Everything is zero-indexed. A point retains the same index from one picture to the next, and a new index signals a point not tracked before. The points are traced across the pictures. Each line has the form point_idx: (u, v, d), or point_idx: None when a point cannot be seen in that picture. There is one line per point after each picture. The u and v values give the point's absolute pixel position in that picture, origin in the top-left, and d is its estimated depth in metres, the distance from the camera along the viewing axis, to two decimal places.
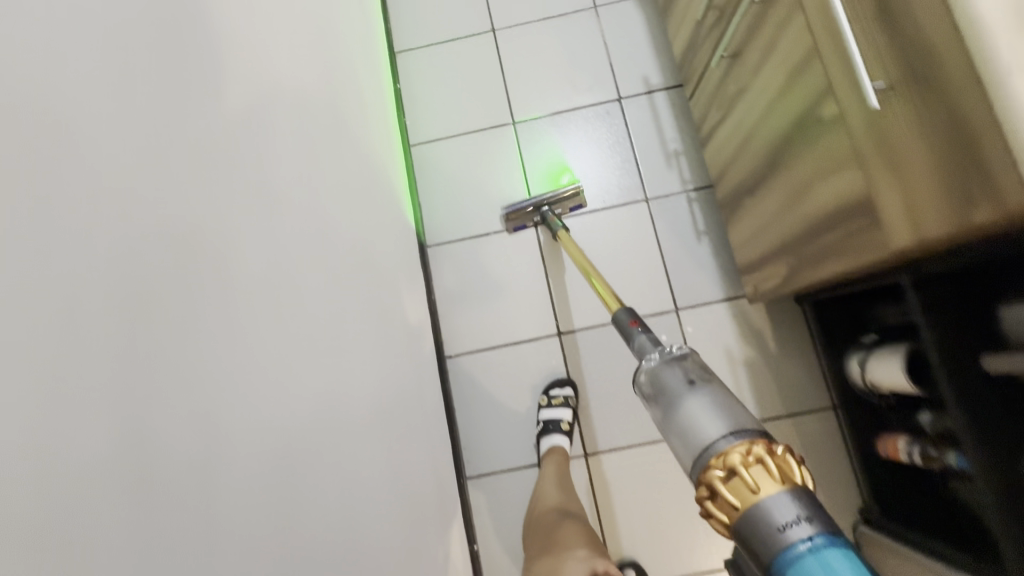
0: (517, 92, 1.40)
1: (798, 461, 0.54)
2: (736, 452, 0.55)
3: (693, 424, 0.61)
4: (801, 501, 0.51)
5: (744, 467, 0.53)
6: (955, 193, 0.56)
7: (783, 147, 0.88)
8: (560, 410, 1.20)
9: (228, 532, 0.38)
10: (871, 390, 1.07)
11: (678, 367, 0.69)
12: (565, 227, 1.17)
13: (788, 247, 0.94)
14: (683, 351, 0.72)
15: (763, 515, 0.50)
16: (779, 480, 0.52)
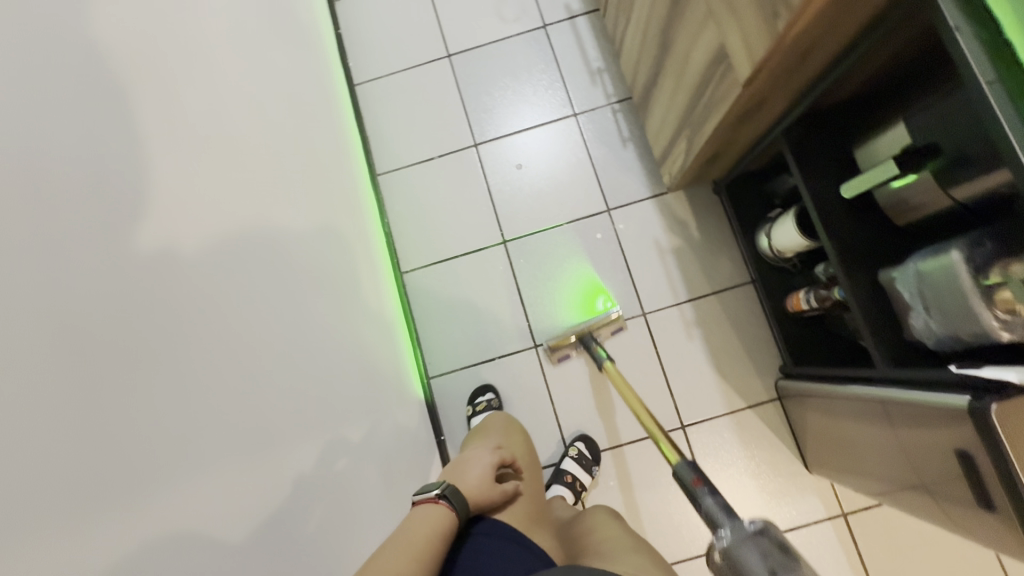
0: (450, 28, 1.51)
1: None
2: None
3: None
4: None
5: None
6: (769, 10, 0.68)
7: (667, 29, 1.01)
8: (485, 414, 1.28)
9: (115, 277, 0.51)
10: (777, 255, 1.21)
11: (756, 551, 0.70)
12: (610, 359, 1.16)
13: (686, 122, 1.06)
14: (767, 527, 0.72)
15: None
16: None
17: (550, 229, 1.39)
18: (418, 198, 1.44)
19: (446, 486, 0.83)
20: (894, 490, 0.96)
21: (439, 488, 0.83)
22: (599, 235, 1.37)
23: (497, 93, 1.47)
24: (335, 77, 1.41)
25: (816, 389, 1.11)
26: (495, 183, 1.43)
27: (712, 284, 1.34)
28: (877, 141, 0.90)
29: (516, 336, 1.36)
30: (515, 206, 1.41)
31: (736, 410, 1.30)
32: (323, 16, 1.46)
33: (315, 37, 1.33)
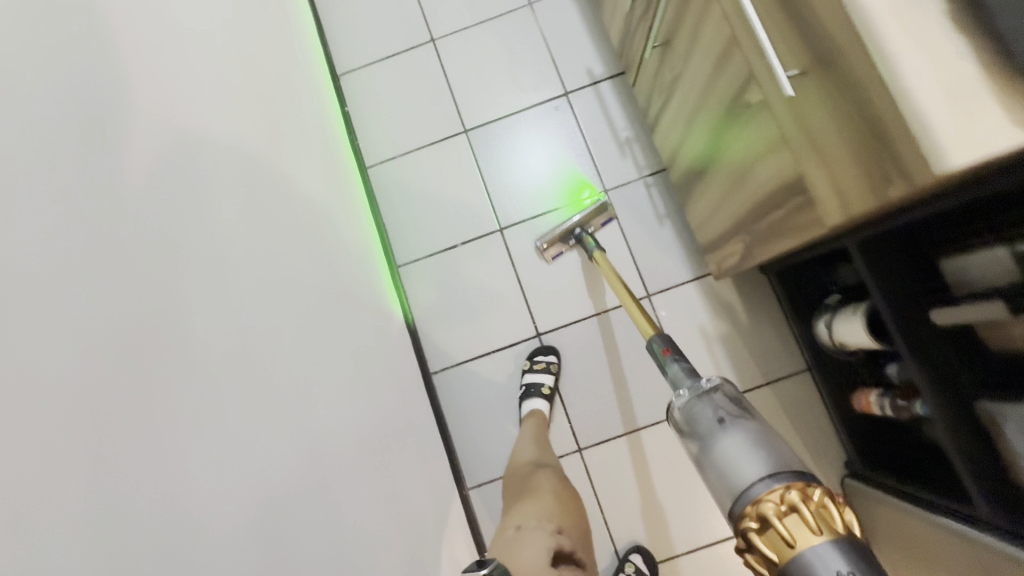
0: (464, 101, 1.40)
1: (837, 508, 0.60)
2: (770, 503, 0.61)
3: (731, 464, 0.69)
4: (845, 554, 0.56)
5: (778, 518, 0.59)
6: (871, 174, 0.58)
7: (721, 131, 0.90)
8: (542, 375, 1.24)
9: None
10: (840, 349, 1.11)
11: (712, 406, 0.77)
12: (599, 247, 1.20)
13: (742, 228, 0.96)
14: (714, 384, 0.80)
15: (808, 571, 0.56)
16: (819, 529, 0.57)
17: (587, 318, 1.30)
18: (445, 290, 1.34)
19: (495, 564, 0.73)
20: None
21: (489, 566, 0.73)
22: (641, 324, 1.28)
23: (520, 170, 1.37)
24: (347, 166, 1.31)
25: (898, 500, 1.01)
26: (524, 270, 1.33)
27: (765, 372, 1.24)
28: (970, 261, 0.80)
29: (558, 437, 1.27)
30: (546, 294, 1.32)
31: None
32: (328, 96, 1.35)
33: (323, 128, 1.23)
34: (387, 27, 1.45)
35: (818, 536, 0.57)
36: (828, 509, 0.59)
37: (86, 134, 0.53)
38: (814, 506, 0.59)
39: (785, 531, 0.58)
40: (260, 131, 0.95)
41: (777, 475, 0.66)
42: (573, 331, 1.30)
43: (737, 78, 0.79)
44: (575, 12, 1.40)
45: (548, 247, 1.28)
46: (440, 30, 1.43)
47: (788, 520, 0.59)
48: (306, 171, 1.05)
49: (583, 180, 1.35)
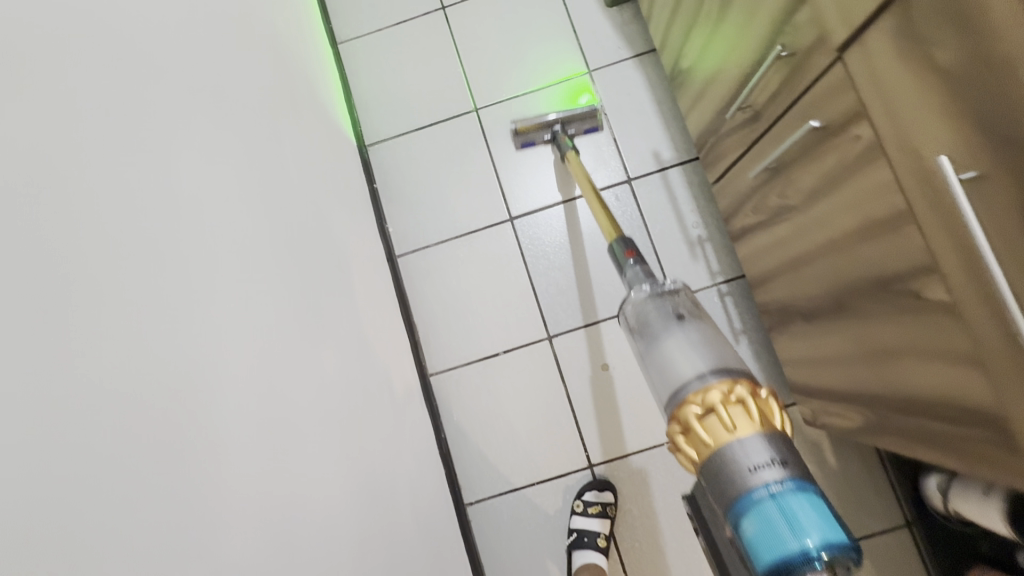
0: (511, 183, 1.23)
1: (778, 406, 0.52)
2: (716, 390, 0.52)
3: (673, 359, 0.58)
4: (774, 444, 0.49)
5: (723, 406, 0.51)
6: None
7: (854, 296, 0.73)
8: (597, 521, 1.06)
9: None
10: (957, 519, 0.92)
11: (667, 301, 0.65)
12: (575, 149, 1.10)
13: (870, 404, 0.78)
14: (677, 287, 0.67)
15: (732, 458, 0.49)
16: (758, 422, 0.50)
17: (649, 449, 1.13)
18: (483, 405, 1.17)
19: None
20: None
21: None
22: None
23: (573, 268, 1.20)
24: (377, 262, 1.13)
25: None
26: (576, 387, 1.16)
27: (857, 525, 1.06)
28: None
29: None
30: (600, 417, 1.15)
31: None
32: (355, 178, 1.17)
33: (351, 226, 1.05)
34: (424, 92, 1.27)
35: (744, 434, 0.50)
36: (767, 409, 0.52)
37: (75, 434, 0.35)
38: (760, 401, 0.52)
39: (724, 420, 0.51)
40: (292, 264, 0.77)
41: (720, 371, 0.55)
42: (631, 462, 1.13)
43: (902, 259, 0.61)
44: (642, 86, 1.22)
45: (521, 133, 1.17)
46: (485, 99, 1.25)
47: (737, 411, 0.51)
48: (335, 299, 0.88)
49: (582, 83, 1.23)
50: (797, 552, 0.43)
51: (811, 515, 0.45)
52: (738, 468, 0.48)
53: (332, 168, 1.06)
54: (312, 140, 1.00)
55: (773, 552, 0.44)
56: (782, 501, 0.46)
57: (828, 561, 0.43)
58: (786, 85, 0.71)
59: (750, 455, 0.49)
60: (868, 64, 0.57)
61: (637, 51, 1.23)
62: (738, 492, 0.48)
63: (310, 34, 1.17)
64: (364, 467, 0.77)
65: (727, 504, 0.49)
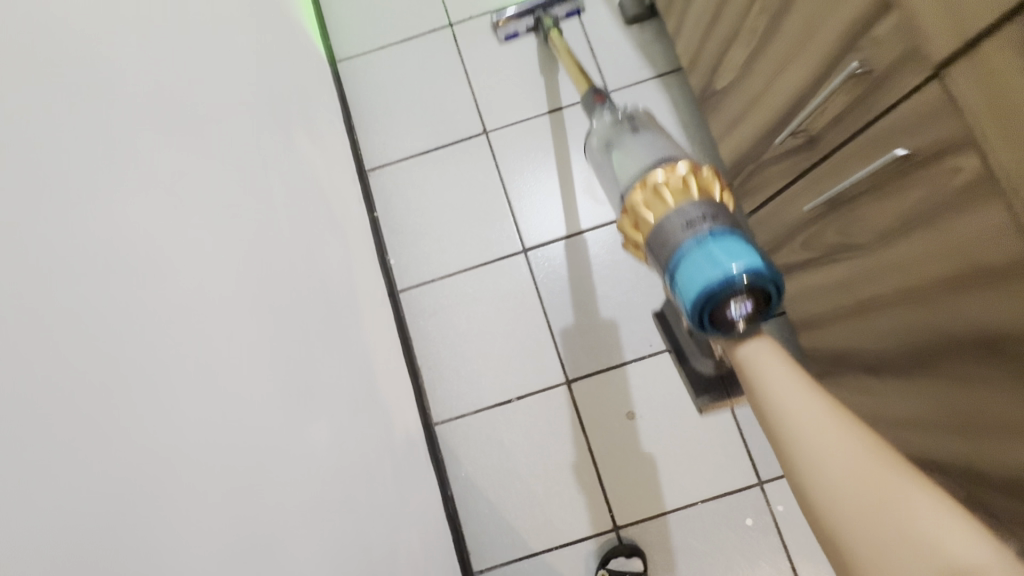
0: (524, 211, 1.13)
1: (721, 180, 0.48)
2: (656, 172, 0.48)
3: (623, 161, 0.55)
4: (713, 209, 0.45)
5: (660, 184, 0.47)
6: None
7: (939, 353, 0.62)
8: None
9: None
10: None
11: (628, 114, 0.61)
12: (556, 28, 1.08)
13: (955, 476, 0.67)
14: (637, 108, 0.62)
15: (666, 224, 0.45)
16: (697, 193, 0.46)
17: (680, 508, 1.01)
18: (495, 458, 1.05)
19: None
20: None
21: None
22: (751, 521, 1.00)
23: (593, 303, 1.09)
24: (378, 300, 1.02)
25: None
26: (598, 438, 1.04)
27: None
28: None
29: None
30: (626, 472, 1.03)
31: None
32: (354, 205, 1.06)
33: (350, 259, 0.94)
34: (430, 114, 1.18)
35: (684, 203, 0.46)
36: (707, 178, 0.47)
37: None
38: (698, 172, 0.47)
39: (664, 194, 0.47)
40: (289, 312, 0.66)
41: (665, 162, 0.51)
42: (660, 522, 1.01)
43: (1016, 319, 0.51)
44: (666, 108, 1.13)
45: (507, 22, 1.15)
46: (497, 121, 1.16)
47: (674, 185, 0.47)
48: (333, 348, 0.77)
49: None
50: (720, 278, 0.41)
51: (735, 258, 0.42)
52: (671, 228, 0.45)
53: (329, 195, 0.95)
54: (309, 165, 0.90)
55: (698, 284, 0.42)
56: (709, 250, 0.42)
57: (749, 284, 0.41)
58: (859, 107, 0.62)
59: (684, 212, 0.45)
60: (980, 81, 0.46)
61: (660, 71, 1.15)
62: (670, 249, 0.45)
63: (307, 50, 1.08)
64: (367, 558, 0.64)
65: (663, 266, 0.46)
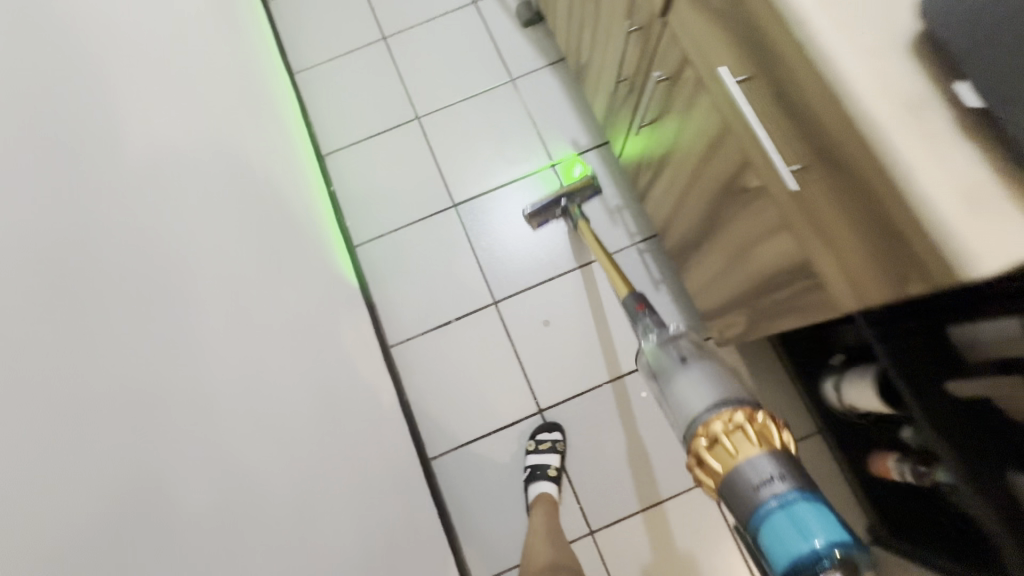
0: (452, 174, 1.41)
1: (779, 427, 0.57)
2: (718, 422, 0.58)
3: (683, 402, 0.66)
4: (778, 461, 0.53)
5: (725, 435, 0.57)
6: (888, 266, 0.57)
7: (715, 210, 0.91)
8: (549, 455, 1.19)
9: None
10: (850, 411, 1.09)
11: (672, 344, 0.74)
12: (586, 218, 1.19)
13: (744, 300, 0.94)
14: (681, 334, 0.75)
15: (741, 477, 0.54)
16: (759, 443, 0.55)
17: (590, 390, 1.26)
18: (441, 368, 1.29)
19: None
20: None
21: None
22: (644, 394, 1.25)
23: (512, 240, 1.36)
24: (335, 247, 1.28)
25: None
26: (523, 343, 1.29)
27: None
28: (976, 326, 0.80)
29: (568, 523, 1.20)
30: (546, 368, 1.28)
31: None
32: (309, 178, 1.33)
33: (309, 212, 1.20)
34: (372, 107, 1.47)
35: (756, 454, 0.54)
36: (769, 430, 0.56)
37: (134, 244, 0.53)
38: (758, 425, 0.57)
39: (729, 446, 0.56)
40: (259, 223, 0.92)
41: (723, 397, 0.62)
42: (576, 403, 1.26)
43: (729, 164, 0.80)
44: (557, 87, 1.44)
45: (536, 217, 1.26)
46: (425, 107, 1.46)
47: (736, 434, 0.56)
48: (297, 262, 1.02)
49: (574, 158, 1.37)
50: (807, 552, 0.47)
51: (816, 519, 0.48)
52: (748, 489, 0.53)
53: (290, 164, 1.22)
54: (274, 138, 1.17)
55: (784, 557, 0.48)
56: (793, 511, 0.49)
57: (838, 558, 0.47)
58: (642, 51, 0.92)
59: (758, 467, 0.53)
60: (678, 16, 0.77)
61: (551, 60, 1.46)
62: (748, 511, 0.52)
63: (264, 60, 1.36)
64: (330, 391, 0.89)
65: (746, 523, 0.52)
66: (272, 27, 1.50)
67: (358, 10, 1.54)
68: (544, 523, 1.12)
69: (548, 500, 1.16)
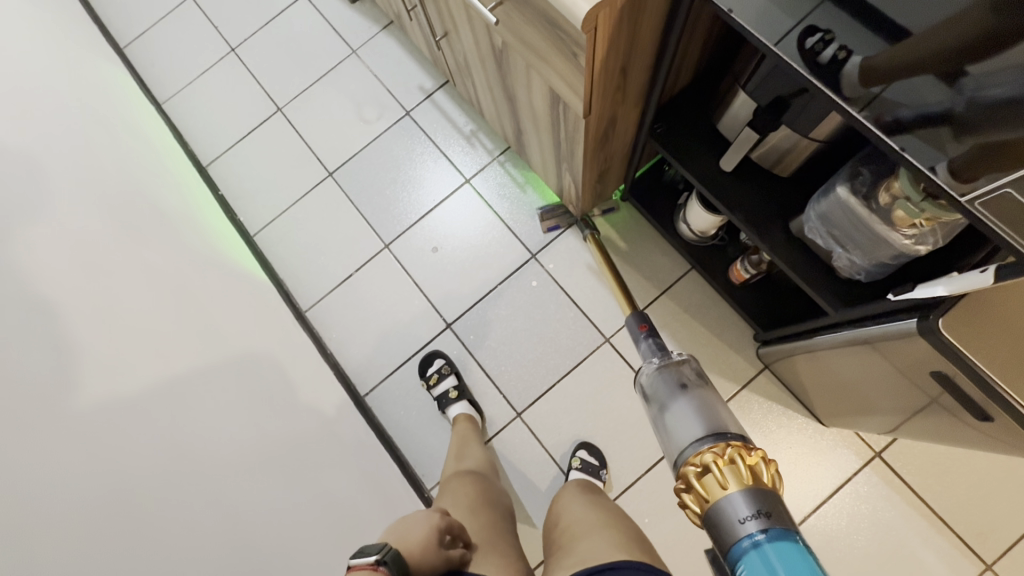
0: (322, 148, 1.53)
1: (748, 458, 0.46)
2: (692, 465, 0.49)
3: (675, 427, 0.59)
4: (751, 500, 0.43)
5: (696, 478, 0.48)
6: (564, 49, 0.69)
7: (505, 84, 1.04)
8: (443, 383, 1.29)
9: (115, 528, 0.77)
10: (703, 236, 1.21)
11: (678, 381, 0.66)
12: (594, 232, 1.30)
13: (560, 155, 1.06)
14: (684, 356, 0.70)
15: (718, 520, 0.43)
16: (728, 483, 0.45)
17: (486, 294, 1.37)
18: (352, 316, 1.40)
19: (387, 549, 0.68)
20: (907, 411, 0.89)
21: (381, 552, 0.67)
22: (534, 282, 1.36)
23: (389, 188, 1.48)
24: (229, 238, 1.40)
25: (798, 345, 1.07)
26: (419, 272, 1.41)
27: (660, 285, 1.32)
28: (732, 108, 0.90)
29: (494, 413, 1.30)
30: (444, 286, 1.39)
31: (733, 395, 1.25)
32: (189, 185, 1.44)
33: (185, 216, 1.34)
34: (239, 112, 1.60)
35: (731, 491, 0.44)
36: (760, 466, 0.46)
37: None
38: (728, 465, 0.47)
39: (718, 476, 0.46)
40: (101, 235, 1.09)
41: (715, 432, 0.55)
42: (477, 310, 1.37)
43: (482, 34, 0.92)
44: (395, 45, 1.57)
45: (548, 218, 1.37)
46: (284, 97, 1.58)
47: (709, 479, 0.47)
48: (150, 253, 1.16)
49: None
50: None
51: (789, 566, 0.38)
52: (723, 518, 0.43)
53: (160, 179, 1.36)
54: (133, 162, 1.31)
55: None
56: (765, 552, 0.39)
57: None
58: None
59: (733, 515, 0.43)
60: None
61: (383, 24, 1.59)
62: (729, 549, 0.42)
63: (127, 98, 1.50)
64: None
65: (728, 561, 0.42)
66: (134, 71, 1.65)
67: (206, 34, 1.67)
68: (455, 440, 1.19)
69: (466, 417, 1.24)
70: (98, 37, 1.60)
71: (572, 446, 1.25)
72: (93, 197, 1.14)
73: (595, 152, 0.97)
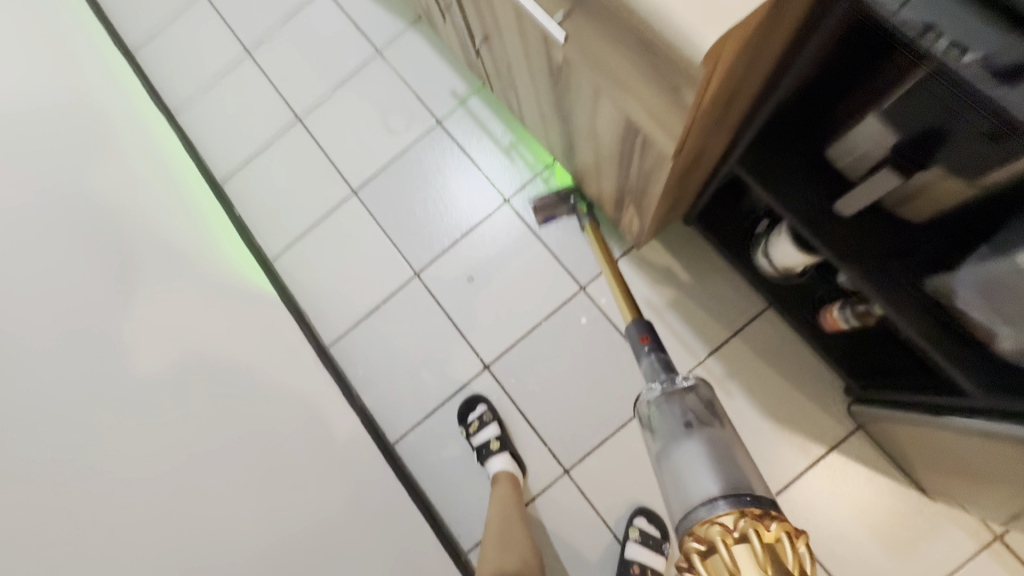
0: (345, 162, 1.38)
1: (789, 543, 0.52)
2: (717, 527, 0.55)
3: (686, 474, 0.66)
4: None
5: (723, 543, 0.53)
6: (659, 82, 0.52)
7: (560, 102, 0.86)
8: (483, 433, 1.15)
9: None
10: (787, 273, 1.02)
11: (682, 408, 0.75)
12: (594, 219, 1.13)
13: (624, 183, 0.87)
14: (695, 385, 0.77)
15: None
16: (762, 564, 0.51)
17: (530, 332, 1.21)
18: (380, 353, 1.27)
19: None
20: None
21: None
22: (584, 319, 1.19)
23: (419, 208, 1.33)
24: (246, 266, 1.28)
25: (904, 413, 0.87)
26: (453, 305, 1.26)
27: (731, 325, 1.14)
28: (851, 135, 0.71)
29: (539, 469, 1.15)
30: (482, 321, 1.24)
31: (819, 458, 1.08)
32: (200, 205, 1.31)
33: (196, 240, 1.20)
34: (256, 123, 1.46)
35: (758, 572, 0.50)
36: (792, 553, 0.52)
37: None
38: (764, 542, 0.52)
39: (751, 553, 0.52)
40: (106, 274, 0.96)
41: (732, 494, 0.60)
42: (518, 350, 1.21)
43: (538, 47, 0.74)
44: (424, 43, 1.40)
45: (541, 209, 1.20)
46: (303, 105, 1.44)
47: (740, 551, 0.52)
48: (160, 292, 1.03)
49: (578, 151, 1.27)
50: None
51: None
52: None
53: (168, 199, 1.23)
54: (140, 183, 1.18)
55: None
56: None
57: None
58: None
59: None
60: None
61: (411, 20, 1.42)
62: None
63: (136, 109, 1.37)
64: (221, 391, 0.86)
65: None
66: (145, 78, 1.52)
67: (219, 35, 1.53)
68: (495, 505, 1.08)
69: (508, 477, 1.12)
70: (103, 41, 1.47)
71: (629, 511, 1.10)
72: (94, 225, 1.02)
73: (672, 186, 0.78)
